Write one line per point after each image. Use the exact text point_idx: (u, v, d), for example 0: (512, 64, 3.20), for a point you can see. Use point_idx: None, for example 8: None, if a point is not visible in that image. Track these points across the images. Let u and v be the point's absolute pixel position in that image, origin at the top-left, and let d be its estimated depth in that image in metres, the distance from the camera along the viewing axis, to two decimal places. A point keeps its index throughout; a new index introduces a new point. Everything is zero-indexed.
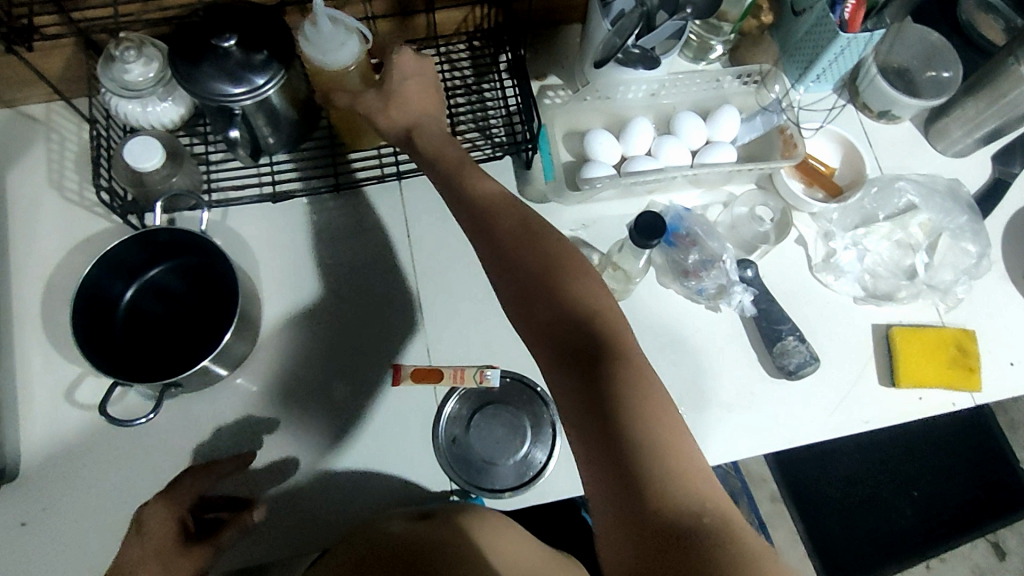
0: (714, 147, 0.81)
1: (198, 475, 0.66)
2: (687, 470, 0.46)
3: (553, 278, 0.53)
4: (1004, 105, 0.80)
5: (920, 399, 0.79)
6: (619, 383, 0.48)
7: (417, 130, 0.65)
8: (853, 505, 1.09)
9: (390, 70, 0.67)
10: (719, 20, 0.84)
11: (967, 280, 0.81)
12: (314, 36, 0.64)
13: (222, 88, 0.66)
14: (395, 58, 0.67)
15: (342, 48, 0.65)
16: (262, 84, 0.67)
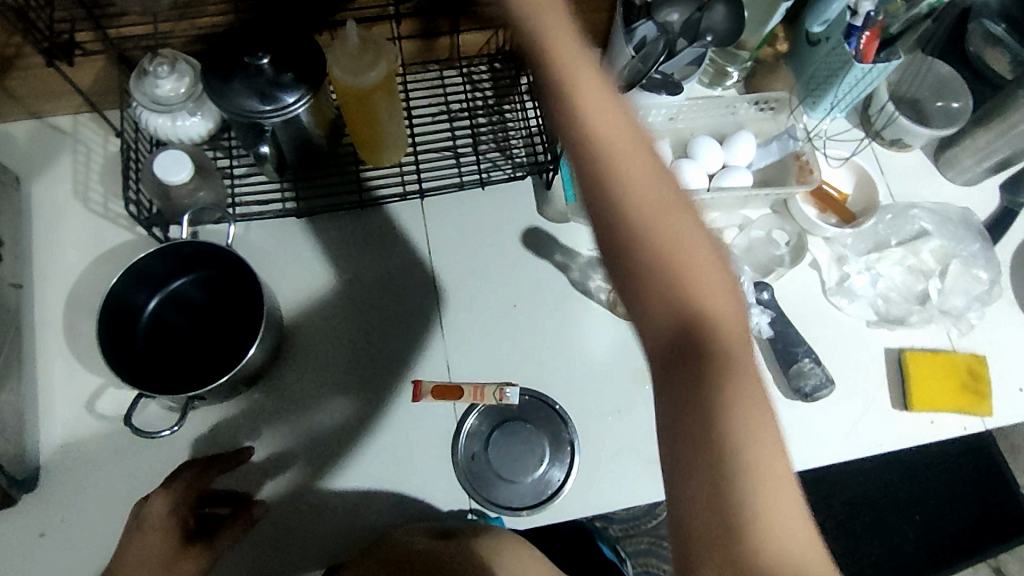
0: (731, 171, 0.82)
1: (201, 471, 0.67)
2: (784, 521, 0.40)
3: (682, 276, 0.44)
4: (1014, 135, 0.82)
5: (932, 423, 0.79)
6: (730, 408, 0.41)
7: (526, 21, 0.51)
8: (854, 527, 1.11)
9: None
10: (737, 48, 0.87)
11: (979, 306, 0.83)
12: (343, 57, 0.67)
13: (255, 105, 0.67)
14: None
15: (369, 70, 0.67)
16: (292, 102, 0.68)
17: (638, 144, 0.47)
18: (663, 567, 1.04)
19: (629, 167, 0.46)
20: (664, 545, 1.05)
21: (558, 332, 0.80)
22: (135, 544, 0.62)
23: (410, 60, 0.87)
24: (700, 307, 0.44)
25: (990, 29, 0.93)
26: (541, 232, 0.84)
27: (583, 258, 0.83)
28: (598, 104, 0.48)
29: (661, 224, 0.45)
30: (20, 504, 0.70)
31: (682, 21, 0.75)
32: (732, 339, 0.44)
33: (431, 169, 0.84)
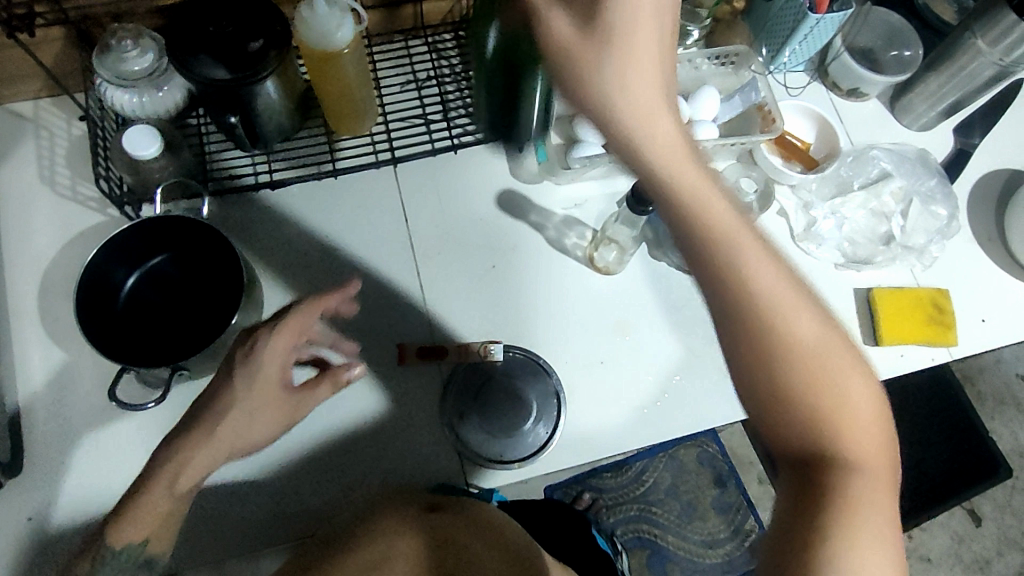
0: (696, 126, 0.84)
1: (297, 317, 0.62)
2: None
3: (822, 421, 0.43)
4: (963, 77, 0.85)
5: (901, 356, 0.83)
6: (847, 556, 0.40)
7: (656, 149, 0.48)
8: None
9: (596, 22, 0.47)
10: (695, 6, 0.88)
11: (939, 240, 0.86)
12: (311, 17, 0.67)
13: (217, 78, 0.67)
14: None
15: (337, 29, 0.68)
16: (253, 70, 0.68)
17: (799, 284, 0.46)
18: (654, 532, 1.06)
19: (790, 311, 0.44)
20: (653, 510, 1.07)
21: (538, 291, 0.82)
22: (241, 390, 0.61)
23: (374, 31, 0.87)
24: (838, 452, 0.43)
25: None
26: (515, 195, 0.85)
27: (557, 217, 0.85)
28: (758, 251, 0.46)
29: (813, 365, 0.44)
30: (4, 492, 0.69)
31: None
32: (872, 499, 0.42)
33: (404, 139, 0.85)
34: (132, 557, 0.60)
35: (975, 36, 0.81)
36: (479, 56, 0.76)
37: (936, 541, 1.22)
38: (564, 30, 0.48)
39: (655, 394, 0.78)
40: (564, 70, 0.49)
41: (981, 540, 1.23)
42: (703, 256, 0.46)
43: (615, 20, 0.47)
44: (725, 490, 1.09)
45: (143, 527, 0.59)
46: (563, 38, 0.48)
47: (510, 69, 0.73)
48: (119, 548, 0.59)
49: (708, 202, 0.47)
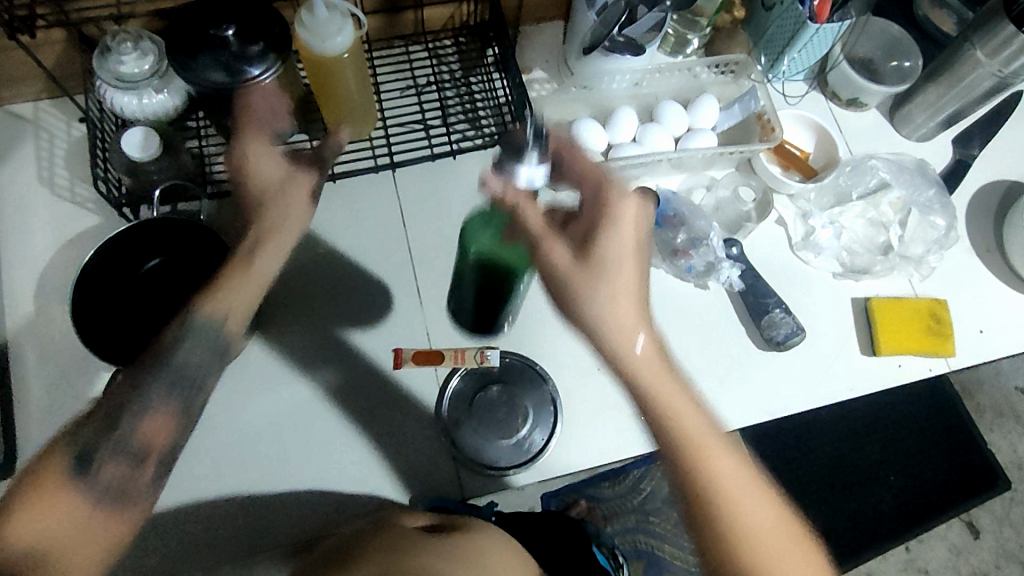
0: (696, 133, 0.85)
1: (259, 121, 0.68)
2: None
3: None
4: (962, 89, 0.85)
5: (900, 366, 0.82)
6: None
7: (630, 353, 0.56)
8: (835, 495, 1.17)
9: (595, 240, 0.57)
10: (695, 15, 0.90)
11: (938, 250, 0.86)
12: (310, 21, 0.67)
13: (213, 80, 0.67)
14: (616, 199, 0.58)
15: (336, 33, 0.68)
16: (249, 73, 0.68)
17: (751, 485, 0.57)
18: (650, 542, 1.06)
19: (753, 510, 0.56)
20: (650, 520, 1.06)
21: (535, 298, 0.81)
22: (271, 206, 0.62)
23: (375, 37, 0.87)
24: None
25: None
26: None
27: None
28: (721, 454, 0.56)
29: (768, 554, 0.55)
30: None
31: None
32: None
33: (403, 143, 0.85)
34: (213, 339, 0.58)
35: (974, 47, 0.81)
36: (463, 257, 0.68)
37: (934, 554, 1.21)
38: (563, 256, 0.57)
39: None
40: (562, 295, 0.57)
41: (978, 553, 1.23)
42: (676, 464, 0.56)
43: (606, 261, 0.57)
44: None
45: (226, 304, 0.59)
46: (563, 266, 0.57)
47: (492, 277, 0.66)
48: (201, 320, 0.58)
49: (684, 416, 0.56)
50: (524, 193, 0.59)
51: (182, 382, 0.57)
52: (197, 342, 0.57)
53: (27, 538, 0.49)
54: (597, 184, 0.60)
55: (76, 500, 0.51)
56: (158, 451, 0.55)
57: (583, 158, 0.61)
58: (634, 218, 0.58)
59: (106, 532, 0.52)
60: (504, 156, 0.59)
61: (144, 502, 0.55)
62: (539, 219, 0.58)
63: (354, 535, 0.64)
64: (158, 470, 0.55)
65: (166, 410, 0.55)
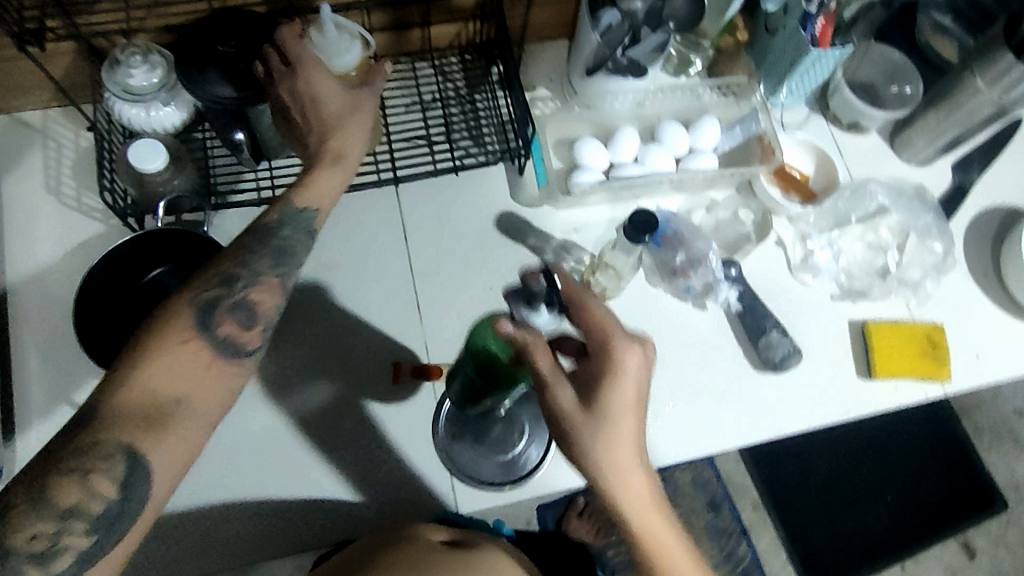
0: (697, 154, 0.86)
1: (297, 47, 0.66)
2: None
3: None
4: (962, 115, 0.85)
5: (895, 390, 0.83)
6: None
7: (617, 494, 0.57)
8: (833, 511, 1.19)
9: (593, 383, 0.57)
10: (699, 37, 0.92)
11: (934, 276, 0.87)
12: (321, 42, 0.68)
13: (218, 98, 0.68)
14: (620, 354, 0.57)
15: (344, 54, 0.69)
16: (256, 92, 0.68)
17: None
18: None
19: None
20: None
21: None
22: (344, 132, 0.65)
23: (382, 53, 0.89)
24: None
25: (938, 20, 0.96)
26: (514, 218, 0.86)
27: (556, 242, 0.85)
28: None
29: None
30: None
31: (645, 9, 0.78)
32: None
33: (407, 159, 0.85)
34: (306, 227, 0.63)
35: (974, 74, 0.82)
36: (467, 354, 0.65)
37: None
38: (569, 401, 0.56)
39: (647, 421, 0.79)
40: (565, 435, 0.57)
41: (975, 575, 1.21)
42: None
43: (609, 410, 0.56)
44: (718, 513, 1.15)
45: (313, 197, 0.63)
46: (569, 411, 0.56)
47: (497, 379, 0.64)
48: (301, 208, 0.63)
49: (662, 547, 0.57)
50: (538, 339, 0.56)
51: (286, 253, 0.62)
52: (296, 230, 0.62)
53: (159, 381, 0.53)
54: (606, 329, 0.58)
55: (201, 343, 0.56)
56: (265, 318, 0.60)
57: (592, 304, 0.58)
58: (637, 367, 0.57)
59: (225, 378, 0.57)
60: (513, 301, 0.57)
61: (256, 354, 0.59)
62: (551, 364, 0.56)
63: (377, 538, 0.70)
64: (267, 327, 0.60)
65: (273, 279, 0.61)
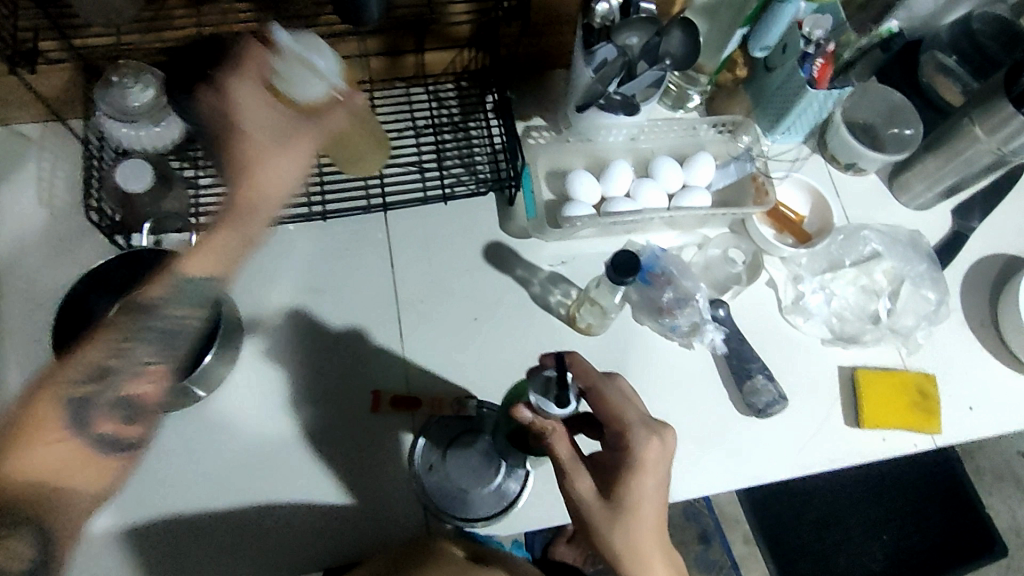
0: (690, 191, 0.84)
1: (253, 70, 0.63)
2: None
3: None
4: (961, 162, 0.84)
5: (884, 440, 0.81)
6: None
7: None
8: (826, 551, 1.14)
9: (613, 468, 0.57)
10: (696, 72, 0.91)
11: (927, 325, 0.85)
12: (285, 71, 0.62)
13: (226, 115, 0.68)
14: (639, 440, 0.56)
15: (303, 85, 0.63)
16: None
17: None
18: None
19: None
20: None
21: (518, 346, 0.81)
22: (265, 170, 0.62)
23: (376, 77, 0.88)
24: None
25: (942, 60, 0.94)
26: (502, 248, 0.85)
27: (543, 274, 0.85)
28: None
29: None
30: None
31: (641, 45, 0.78)
32: None
33: (396, 185, 0.85)
34: (194, 296, 0.62)
35: (974, 123, 0.81)
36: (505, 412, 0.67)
37: None
38: (588, 491, 0.56)
39: None
40: (586, 524, 0.56)
41: None
42: None
43: (628, 500, 0.55)
44: (709, 546, 1.20)
45: (206, 265, 0.61)
46: (587, 500, 0.56)
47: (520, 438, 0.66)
48: (191, 279, 0.61)
49: None
50: (557, 426, 0.57)
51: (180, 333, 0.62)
52: (185, 305, 0.61)
53: (37, 466, 0.53)
54: (623, 419, 0.58)
55: (79, 443, 0.55)
56: (150, 407, 0.60)
57: (608, 393, 0.59)
58: (656, 457, 0.56)
59: (102, 473, 0.57)
60: (532, 388, 0.57)
61: (138, 444, 0.60)
62: (569, 450, 0.56)
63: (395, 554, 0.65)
64: (150, 420, 0.61)
65: (158, 367, 0.60)
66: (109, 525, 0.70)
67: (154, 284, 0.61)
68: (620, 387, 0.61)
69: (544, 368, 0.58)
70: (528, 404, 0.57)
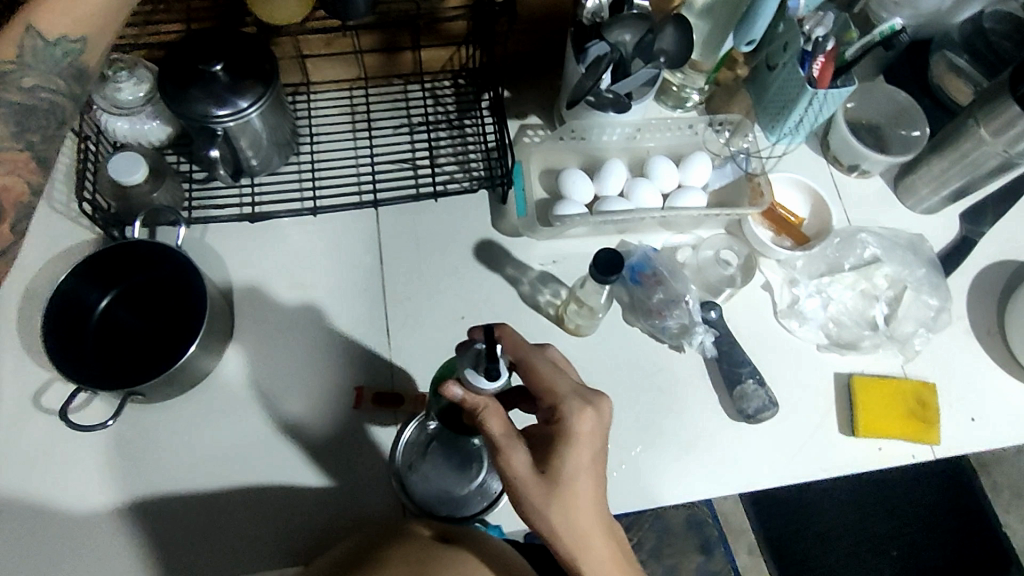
0: (685, 191, 0.83)
1: None
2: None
3: None
4: (966, 164, 0.82)
5: (880, 450, 0.79)
6: None
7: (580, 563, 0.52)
8: (833, 564, 1.09)
9: (548, 441, 0.54)
10: (694, 70, 0.89)
11: (926, 332, 0.82)
12: None
13: (236, 101, 0.69)
14: (571, 411, 0.54)
15: None
16: (269, 92, 0.72)
17: None
18: None
19: None
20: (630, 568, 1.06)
21: None
22: None
23: (373, 74, 0.89)
24: None
25: (953, 60, 0.91)
26: (493, 246, 0.85)
27: (533, 273, 0.84)
28: None
29: None
30: None
31: (634, 42, 0.75)
32: None
33: (389, 182, 0.86)
34: (62, 62, 0.57)
35: (978, 123, 0.78)
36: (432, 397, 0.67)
37: None
38: (523, 465, 0.52)
39: (610, 464, 0.76)
40: (521, 502, 0.52)
41: None
42: None
43: (564, 474, 0.52)
44: (710, 557, 1.08)
45: (67, 24, 0.56)
46: (522, 476, 0.52)
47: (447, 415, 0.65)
48: (53, 40, 0.56)
49: None
50: (489, 400, 0.53)
51: (38, 110, 0.57)
52: (44, 75, 0.57)
53: None
54: (556, 392, 0.56)
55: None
56: (14, 209, 0.56)
57: (538, 363, 0.57)
58: (591, 428, 0.54)
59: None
60: (462, 362, 0.54)
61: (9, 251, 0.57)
62: (502, 425, 0.53)
63: (367, 540, 0.63)
64: (18, 216, 0.57)
65: (19, 153, 0.56)
66: (96, 513, 0.71)
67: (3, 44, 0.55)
68: (550, 360, 0.59)
69: (475, 342, 0.55)
70: (457, 381, 0.54)
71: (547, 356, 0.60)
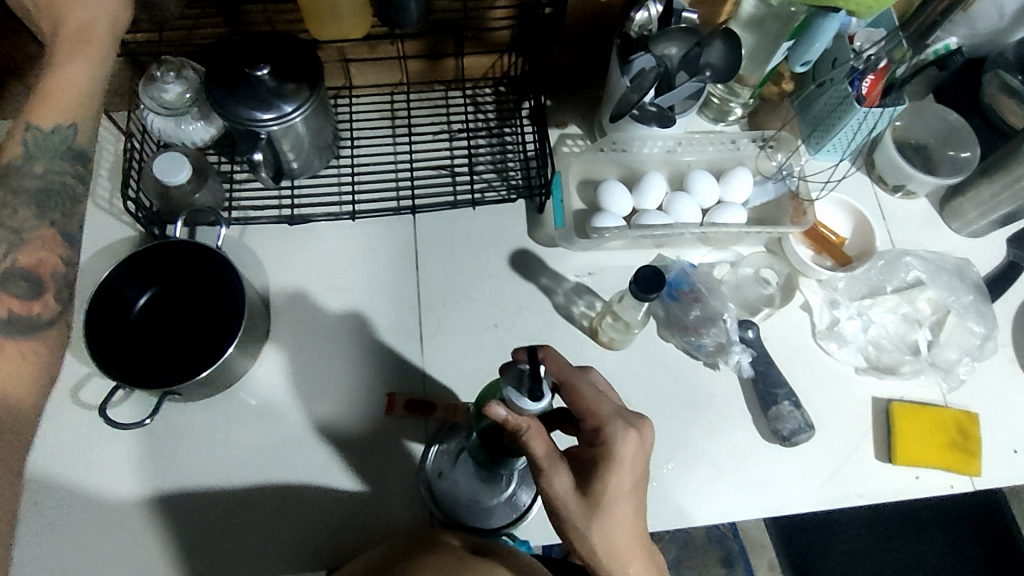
0: (726, 207, 0.82)
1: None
2: None
3: None
4: (1017, 190, 0.79)
5: (917, 478, 0.77)
6: None
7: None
8: None
9: (590, 463, 0.54)
10: (739, 85, 0.88)
11: (971, 361, 0.80)
12: None
13: (281, 106, 0.70)
14: (617, 436, 0.54)
15: None
16: (314, 97, 0.72)
17: None
18: None
19: None
20: None
21: None
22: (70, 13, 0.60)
23: (415, 80, 0.89)
24: None
25: (1007, 80, 0.89)
26: (529, 256, 0.84)
27: (568, 284, 0.83)
28: None
29: None
30: None
31: (680, 56, 0.75)
32: None
33: (427, 188, 0.86)
34: (62, 151, 0.59)
35: None
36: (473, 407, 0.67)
37: None
38: (566, 487, 0.52)
39: None
40: (561, 519, 0.53)
41: None
42: None
43: (607, 498, 0.52)
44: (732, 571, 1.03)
45: (60, 114, 0.59)
46: (566, 497, 0.52)
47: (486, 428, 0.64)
48: (49, 130, 0.58)
49: None
50: (533, 422, 0.51)
51: (54, 192, 0.58)
52: (49, 162, 0.58)
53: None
54: (599, 414, 0.55)
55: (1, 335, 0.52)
56: (54, 280, 0.56)
57: (582, 387, 0.57)
58: (634, 453, 0.54)
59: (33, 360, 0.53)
60: (505, 381, 0.52)
61: (57, 324, 0.56)
62: (546, 448, 0.52)
63: (396, 548, 0.63)
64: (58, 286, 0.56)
65: (46, 231, 0.57)
66: (126, 508, 0.72)
67: (10, 147, 0.58)
68: (593, 381, 0.58)
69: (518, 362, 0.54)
70: (500, 401, 0.52)
71: (588, 376, 0.59)
